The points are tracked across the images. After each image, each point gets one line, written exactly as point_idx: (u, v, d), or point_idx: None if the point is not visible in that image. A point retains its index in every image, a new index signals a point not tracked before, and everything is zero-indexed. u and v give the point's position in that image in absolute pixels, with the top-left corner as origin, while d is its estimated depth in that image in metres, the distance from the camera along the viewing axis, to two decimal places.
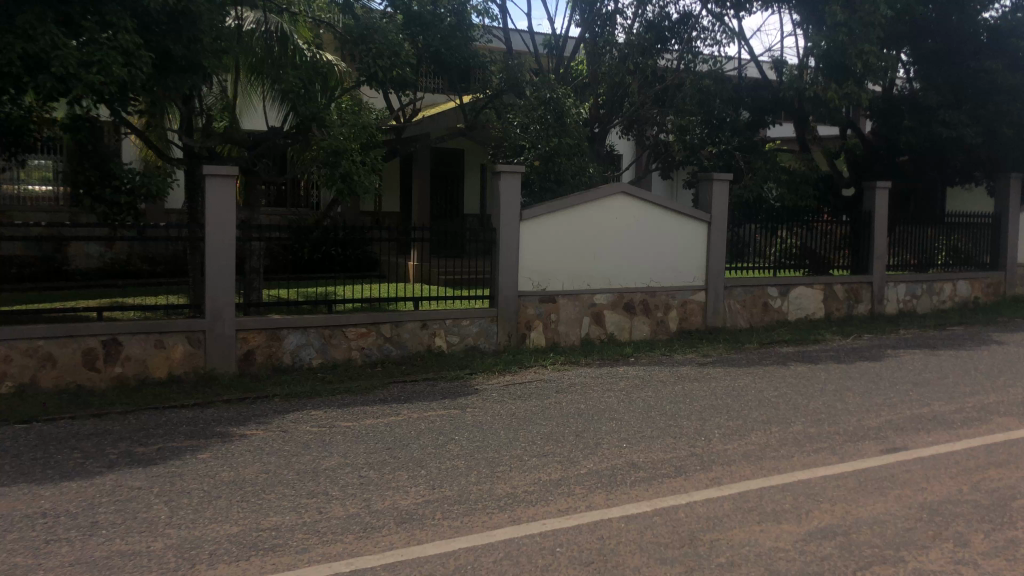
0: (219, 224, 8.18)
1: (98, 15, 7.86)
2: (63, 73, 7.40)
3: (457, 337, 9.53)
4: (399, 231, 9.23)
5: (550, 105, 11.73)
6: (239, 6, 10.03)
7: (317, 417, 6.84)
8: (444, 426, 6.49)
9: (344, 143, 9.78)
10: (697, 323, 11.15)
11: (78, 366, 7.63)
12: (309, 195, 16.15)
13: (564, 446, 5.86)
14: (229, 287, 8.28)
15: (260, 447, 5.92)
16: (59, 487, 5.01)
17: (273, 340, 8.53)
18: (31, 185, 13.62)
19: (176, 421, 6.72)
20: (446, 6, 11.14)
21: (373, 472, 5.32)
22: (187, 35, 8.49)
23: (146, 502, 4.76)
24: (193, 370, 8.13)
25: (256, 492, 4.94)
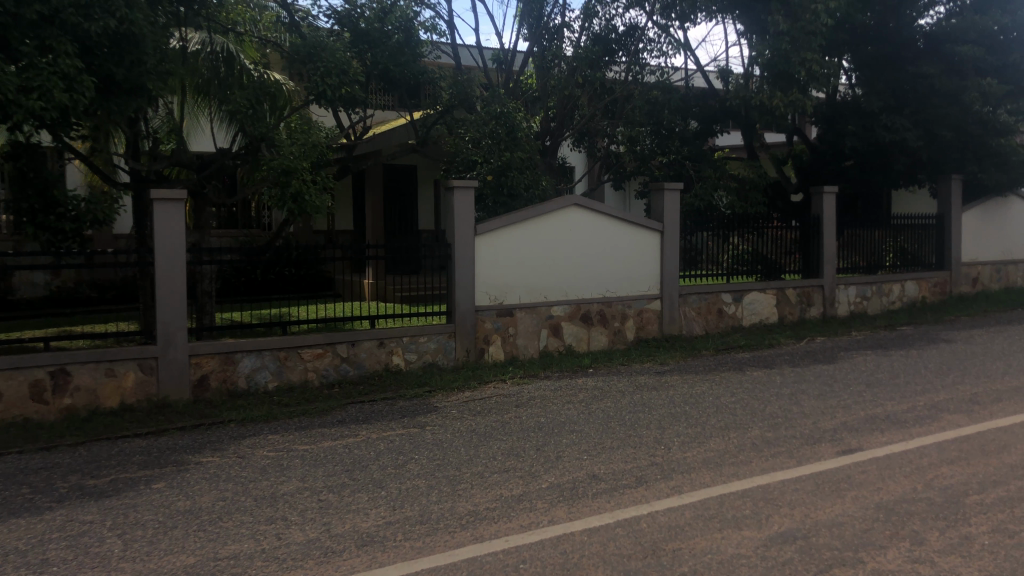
0: (169, 248, 8.03)
1: (37, 39, 7.69)
2: (0, 99, 7.27)
3: (415, 354, 9.47)
4: (353, 249, 9.18)
5: (502, 118, 11.76)
6: (184, 26, 9.85)
7: (275, 441, 6.73)
8: (403, 445, 6.44)
9: (295, 162, 9.66)
10: (654, 332, 11.25)
11: (25, 399, 7.42)
12: (261, 215, 15.96)
13: (525, 461, 5.85)
14: (180, 311, 8.12)
15: (216, 474, 5.81)
16: (7, 525, 4.86)
17: (227, 364, 8.39)
18: None
19: (129, 451, 6.55)
20: (394, 23, 11.12)
21: (333, 495, 5.25)
22: (131, 58, 8.37)
23: (98, 535, 4.63)
24: (146, 398, 7.96)
25: (213, 521, 4.83)
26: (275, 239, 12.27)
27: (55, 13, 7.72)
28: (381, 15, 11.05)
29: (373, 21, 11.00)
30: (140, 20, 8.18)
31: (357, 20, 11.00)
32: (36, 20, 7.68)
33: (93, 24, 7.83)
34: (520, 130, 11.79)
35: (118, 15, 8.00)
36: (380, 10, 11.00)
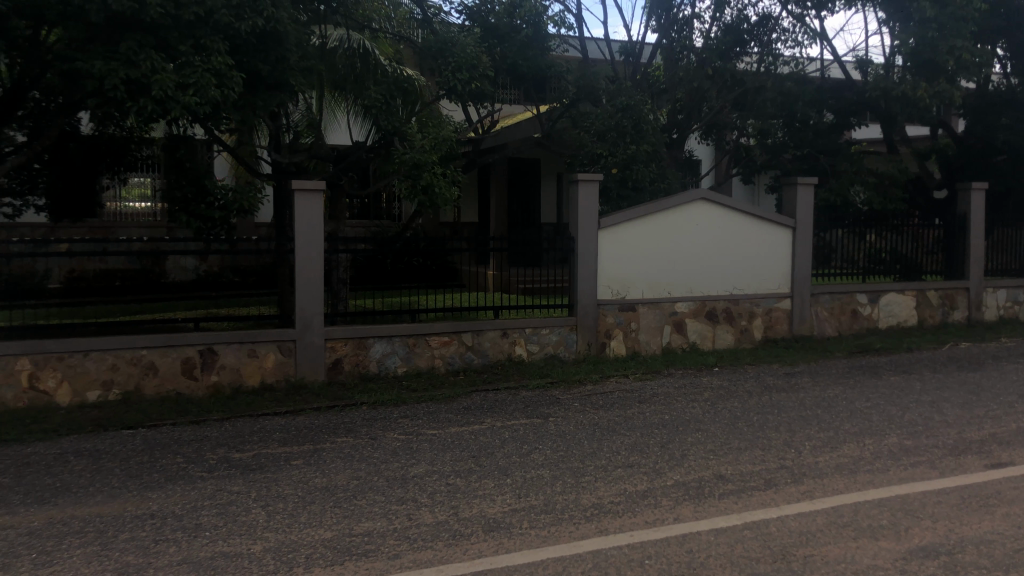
0: (308, 236, 8.46)
1: (193, 40, 8.21)
2: (161, 95, 7.81)
3: (537, 346, 9.57)
4: (478, 241, 9.35)
5: (628, 111, 11.64)
6: (323, 23, 10.42)
7: (405, 425, 6.98)
8: (527, 435, 6.54)
9: (425, 156, 9.91)
10: (783, 331, 10.91)
11: (178, 374, 7.99)
12: (391, 206, 16.51)
13: (649, 457, 5.82)
14: (318, 297, 8.53)
15: (350, 454, 6.08)
16: (166, 490, 5.25)
17: (360, 349, 8.75)
18: (132, 203, 14.34)
19: (270, 428, 6.94)
20: (523, 17, 11.20)
21: (461, 479, 5.40)
22: (275, 55, 8.88)
23: (244, 505, 4.95)
24: (284, 378, 8.41)
25: (349, 498, 5.08)
26: (404, 230, 12.65)
27: (210, 15, 8.23)
28: (511, 10, 11.14)
29: (503, 16, 11.09)
30: (284, 19, 8.65)
31: (486, 14, 11.10)
32: (193, 21, 8.22)
33: (243, 24, 8.32)
34: (646, 122, 11.62)
35: (266, 14, 8.47)
36: (510, 5, 11.08)
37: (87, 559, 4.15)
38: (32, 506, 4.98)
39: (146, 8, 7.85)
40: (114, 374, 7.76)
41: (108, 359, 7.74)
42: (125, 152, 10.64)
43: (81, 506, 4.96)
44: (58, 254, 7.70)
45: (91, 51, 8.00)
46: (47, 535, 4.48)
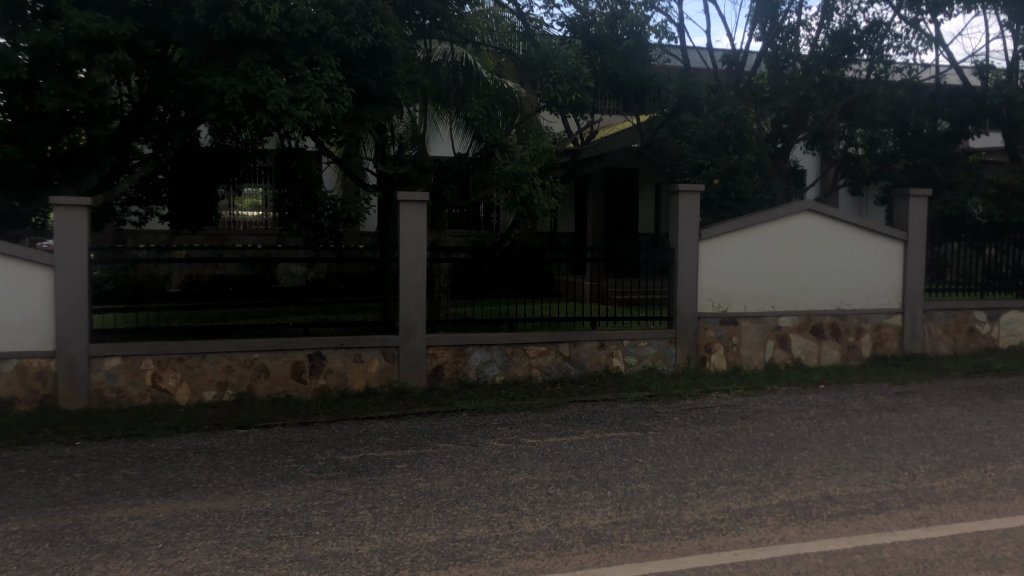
0: (411, 245, 8.67)
1: (306, 56, 8.55)
2: (275, 109, 8.17)
3: (635, 358, 9.51)
4: (575, 251, 9.35)
5: (732, 120, 11.41)
6: (428, 38, 10.79)
7: (505, 433, 7.05)
8: (627, 448, 6.50)
9: (525, 167, 9.97)
10: (893, 348, 10.48)
11: (287, 377, 8.32)
12: (489, 216, 16.74)
13: (753, 475, 5.69)
14: (420, 305, 8.74)
15: (452, 459, 6.20)
16: (278, 489, 5.47)
17: (459, 356, 8.90)
18: (245, 211, 15.01)
19: (375, 431, 7.15)
20: (625, 29, 11.20)
21: (561, 489, 5.43)
22: (383, 70, 9.18)
23: (352, 507, 5.11)
24: (387, 383, 8.64)
25: (452, 503, 5.17)
26: (503, 240, 12.79)
27: (323, 32, 8.55)
28: (611, 21, 11.14)
29: (604, 27, 11.12)
30: (392, 35, 8.92)
31: (588, 25, 11.21)
32: (306, 38, 8.54)
33: (353, 40, 8.63)
34: (751, 132, 11.35)
35: (375, 30, 8.76)
36: (611, 16, 11.09)
37: (208, 551, 4.37)
38: (157, 498, 5.29)
39: (264, 27, 8.23)
40: (229, 375, 8.15)
41: (223, 361, 8.13)
42: (240, 164, 11.15)
43: (201, 499, 5.24)
44: (179, 261, 8.12)
45: (212, 68, 8.45)
46: (172, 527, 4.75)
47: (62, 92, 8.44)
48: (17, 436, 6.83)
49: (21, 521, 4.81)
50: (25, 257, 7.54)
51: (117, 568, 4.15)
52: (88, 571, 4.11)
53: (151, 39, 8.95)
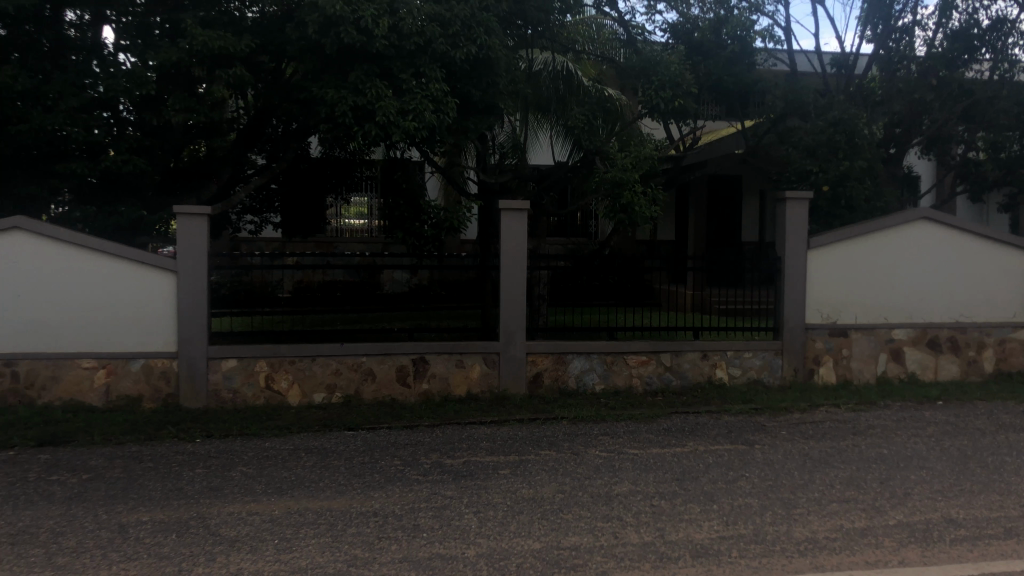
0: (512, 253, 8.74)
1: (413, 68, 8.77)
2: (383, 121, 8.38)
3: (739, 370, 9.31)
4: (677, 260, 9.23)
5: (842, 124, 11.02)
6: (530, 48, 10.88)
7: (607, 442, 7.03)
8: (733, 461, 6.36)
9: (627, 174, 9.90)
10: (1019, 364, 9.86)
11: (392, 381, 8.54)
12: (588, 223, 16.73)
13: (867, 493, 5.48)
14: (521, 312, 8.80)
15: (555, 467, 6.22)
16: (386, 491, 5.61)
17: (559, 364, 8.92)
18: (350, 220, 15.50)
19: (478, 436, 7.25)
20: (730, 34, 11.05)
21: (666, 501, 5.36)
22: (487, 80, 9.34)
23: (458, 511, 5.19)
24: (488, 389, 8.74)
25: (555, 511, 5.19)
26: (602, 248, 12.75)
27: (429, 44, 8.75)
28: (716, 27, 11.01)
29: (707, 32, 11.00)
30: (497, 46, 9.04)
31: (691, 31, 11.09)
32: (413, 51, 8.76)
33: (458, 52, 8.81)
34: (862, 135, 10.99)
35: (478, 41, 8.91)
36: (715, 22, 10.96)
37: (321, 549, 4.52)
38: (272, 495, 5.51)
39: (373, 40, 8.49)
40: (337, 378, 8.42)
41: (332, 365, 8.41)
42: (348, 174, 11.50)
43: (314, 498, 5.42)
44: (290, 268, 8.43)
45: (325, 81, 8.75)
46: (287, 524, 4.93)
47: (186, 106, 8.90)
48: (143, 432, 7.24)
49: (149, 512, 5.10)
50: (155, 262, 7.99)
51: (238, 560, 4.35)
52: (211, 562, 4.32)
53: (266, 55, 9.37)
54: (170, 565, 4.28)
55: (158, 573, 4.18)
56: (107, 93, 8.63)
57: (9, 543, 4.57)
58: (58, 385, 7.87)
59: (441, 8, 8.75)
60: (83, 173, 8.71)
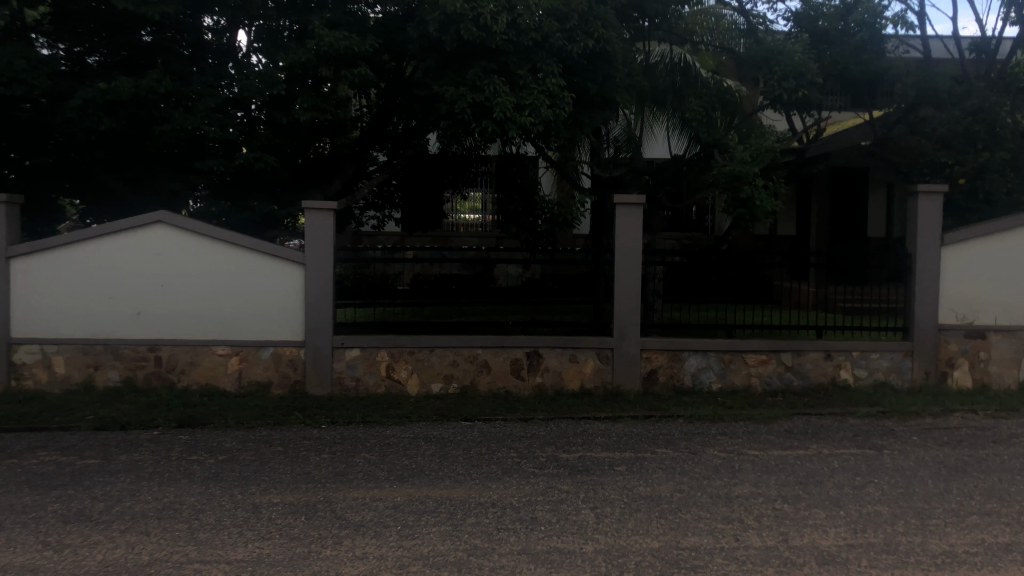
0: (627, 248, 8.67)
1: (530, 63, 8.82)
2: (501, 117, 8.46)
3: (865, 371, 8.91)
4: (798, 256, 8.92)
5: (982, 113, 10.34)
6: (647, 40, 10.82)
7: (724, 442, 6.88)
8: (860, 466, 6.11)
9: (746, 168, 9.60)
10: None
11: (507, 373, 8.64)
12: (704, 217, 16.46)
13: (1011, 507, 5.15)
14: (636, 308, 8.71)
15: (671, 465, 6.15)
16: (503, 482, 5.68)
17: (675, 361, 8.80)
18: (464, 215, 15.77)
19: (592, 432, 7.23)
20: (858, 20, 10.55)
21: (788, 506, 5.19)
22: (603, 74, 9.32)
23: (574, 505, 5.20)
24: (602, 384, 8.71)
25: (673, 510, 5.12)
26: (720, 243, 12.46)
27: (546, 39, 8.78)
28: (843, 14, 10.57)
29: (835, 19, 10.57)
30: (614, 39, 8.97)
31: (816, 19, 10.77)
32: (531, 46, 8.82)
33: (575, 46, 8.79)
34: (1004, 125, 10.24)
35: (596, 35, 8.86)
36: (842, 9, 10.54)
37: (442, 537, 4.63)
38: (395, 482, 5.68)
39: (492, 37, 8.59)
40: (454, 370, 8.60)
41: (449, 357, 8.60)
42: (464, 169, 11.68)
43: (434, 487, 5.56)
44: (408, 261, 8.64)
45: (445, 78, 8.90)
46: (410, 510, 5.08)
47: (313, 106, 9.25)
48: (273, 417, 7.60)
49: (279, 494, 5.35)
50: (283, 255, 8.35)
51: (363, 545, 4.50)
52: (338, 545, 4.49)
53: (388, 54, 9.64)
54: (300, 545, 4.48)
55: (290, 553, 4.38)
56: (241, 93, 9.06)
57: (155, 517, 4.89)
58: (196, 370, 8.37)
59: (559, 3, 8.77)
60: (220, 170, 9.17)
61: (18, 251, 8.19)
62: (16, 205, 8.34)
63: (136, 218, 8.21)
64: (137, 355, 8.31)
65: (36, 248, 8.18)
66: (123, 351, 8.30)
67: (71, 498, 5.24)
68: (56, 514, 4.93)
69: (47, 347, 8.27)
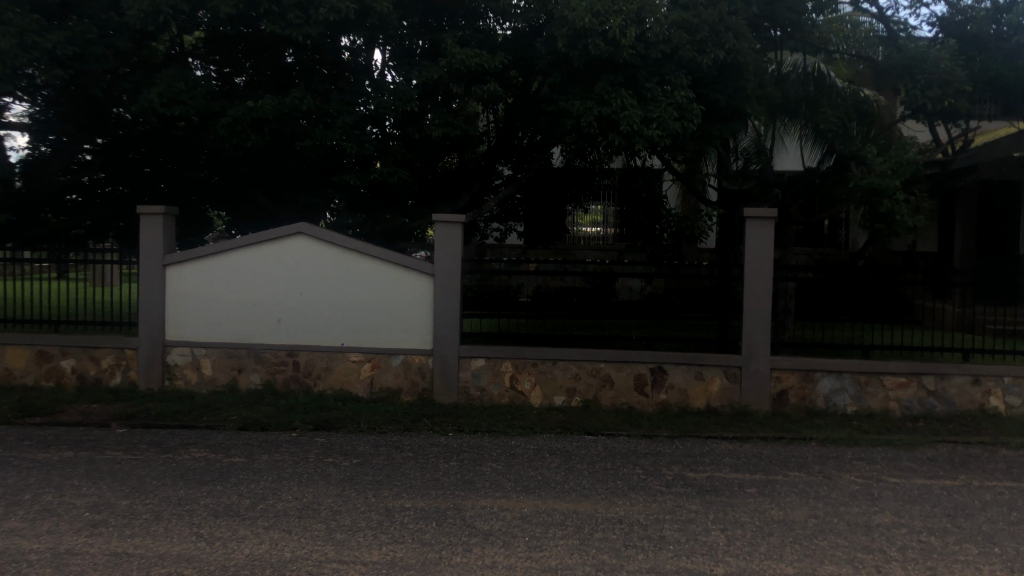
0: (758, 262, 8.43)
1: (659, 76, 8.76)
2: (628, 130, 8.42)
3: (1018, 399, 8.30)
4: (941, 274, 8.44)
5: None
6: (779, 50, 10.53)
7: (861, 467, 6.58)
8: (1015, 501, 5.70)
9: (885, 180, 9.14)
10: None
11: (630, 389, 8.57)
12: (838, 231, 15.89)
13: None
14: (766, 325, 8.45)
15: (805, 489, 5.92)
16: (630, 499, 5.63)
17: (807, 382, 8.47)
18: (585, 228, 15.80)
19: (720, 451, 7.08)
20: (1012, 23, 9.85)
21: (936, 539, 4.90)
22: (734, 85, 9.14)
23: (704, 526, 5.10)
24: (729, 403, 8.49)
25: (809, 536, 4.93)
26: (855, 259, 11.94)
27: (675, 51, 8.68)
28: (994, 16, 9.93)
29: (984, 22, 9.97)
30: (746, 50, 8.77)
31: (964, 23, 10.22)
32: (660, 59, 8.74)
33: (705, 57, 8.65)
34: None
35: (727, 46, 8.70)
36: (993, 10, 9.89)
37: (570, 551, 4.63)
38: (522, 492, 5.74)
39: (620, 50, 8.56)
40: (577, 383, 8.59)
41: (572, 369, 8.60)
42: (589, 183, 11.68)
43: (561, 499, 5.57)
44: (531, 273, 8.71)
45: (572, 93, 8.95)
46: (537, 522, 5.10)
47: (445, 121, 9.49)
48: (402, 423, 7.83)
49: (411, 500, 5.49)
50: (413, 266, 8.59)
51: (493, 554, 4.56)
52: (468, 552, 4.57)
53: (517, 70, 9.78)
54: (431, 551, 4.58)
55: (423, 558, 4.49)
56: (376, 110, 9.41)
57: (296, 516, 5.12)
58: (330, 375, 8.73)
59: (688, 14, 8.65)
60: (356, 184, 9.55)
61: (172, 259, 8.79)
62: (171, 217, 8.93)
63: (278, 230, 8.64)
64: (277, 360, 8.75)
65: (188, 257, 8.74)
66: (265, 356, 8.76)
67: (220, 493, 5.56)
68: (207, 507, 5.25)
69: (196, 350, 8.82)
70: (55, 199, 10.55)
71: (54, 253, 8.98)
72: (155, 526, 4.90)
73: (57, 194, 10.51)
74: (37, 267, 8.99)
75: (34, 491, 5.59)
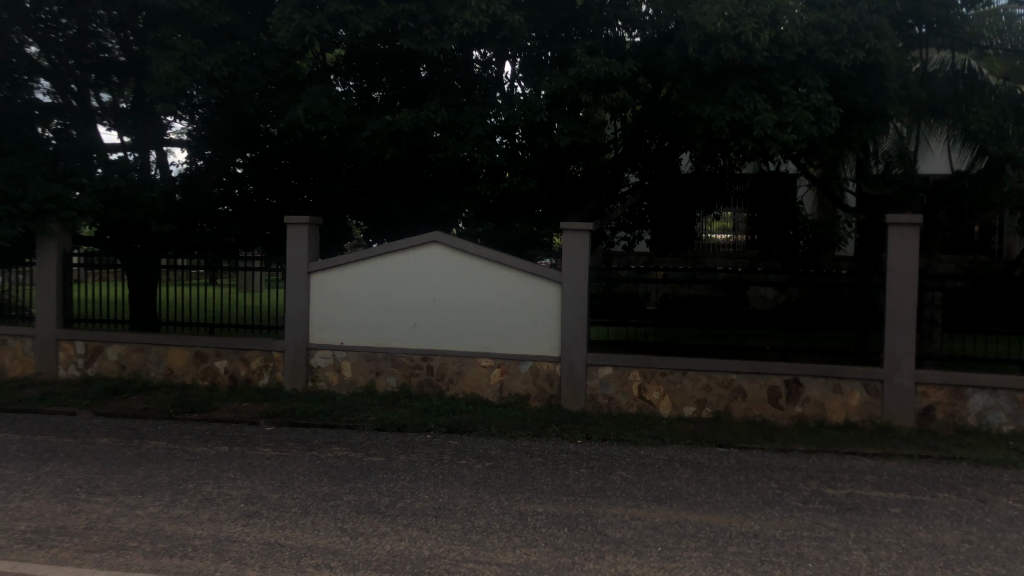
0: (901, 270, 8.05)
1: (794, 79, 8.52)
2: (761, 135, 8.22)
3: None
4: None
5: None
6: (925, 47, 9.94)
7: (1019, 491, 6.16)
8: None
9: None
10: None
11: (764, 402, 8.35)
12: (990, 238, 14.97)
13: None
14: (911, 337, 8.04)
15: (956, 512, 5.60)
16: (766, 514, 5.50)
17: (956, 398, 8.00)
18: (715, 235, 15.55)
19: (861, 468, 6.80)
20: None
21: None
22: (875, 86, 8.75)
23: (844, 545, 4.92)
24: (870, 419, 8.13)
25: (961, 561, 4.67)
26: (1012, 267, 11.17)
27: (812, 53, 8.41)
28: None
29: None
30: (889, 49, 8.38)
31: None
32: (795, 61, 8.49)
33: (844, 58, 8.34)
34: None
35: (867, 46, 8.33)
36: None
37: (704, 564, 4.58)
38: (653, 502, 5.71)
39: (753, 54, 8.37)
40: (707, 394, 8.46)
41: (703, 380, 8.46)
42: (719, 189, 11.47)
43: (694, 511, 5.51)
44: (659, 282, 8.72)
45: (702, 98, 8.84)
46: (670, 533, 5.08)
47: (573, 130, 9.56)
48: (532, 428, 7.94)
49: (543, 504, 5.58)
50: (541, 274, 8.71)
51: (626, 562, 4.58)
52: (601, 559, 4.61)
53: (647, 77, 9.73)
54: (564, 556, 4.65)
55: (556, 562, 4.56)
56: (505, 121, 9.59)
57: (434, 515, 5.31)
58: (462, 380, 8.97)
59: (826, 15, 8.36)
60: (487, 194, 9.77)
61: (316, 267, 9.26)
62: (315, 227, 9.43)
63: (414, 238, 8.96)
64: (412, 364, 9.07)
65: (330, 265, 9.20)
66: (401, 359, 9.10)
67: (362, 491, 5.83)
68: (350, 504, 5.52)
69: (337, 353, 9.26)
70: (210, 211, 11.38)
71: (208, 261, 9.70)
72: (303, 520, 5.19)
73: (211, 206, 11.32)
74: (195, 273, 9.76)
75: (195, 482, 6.04)
